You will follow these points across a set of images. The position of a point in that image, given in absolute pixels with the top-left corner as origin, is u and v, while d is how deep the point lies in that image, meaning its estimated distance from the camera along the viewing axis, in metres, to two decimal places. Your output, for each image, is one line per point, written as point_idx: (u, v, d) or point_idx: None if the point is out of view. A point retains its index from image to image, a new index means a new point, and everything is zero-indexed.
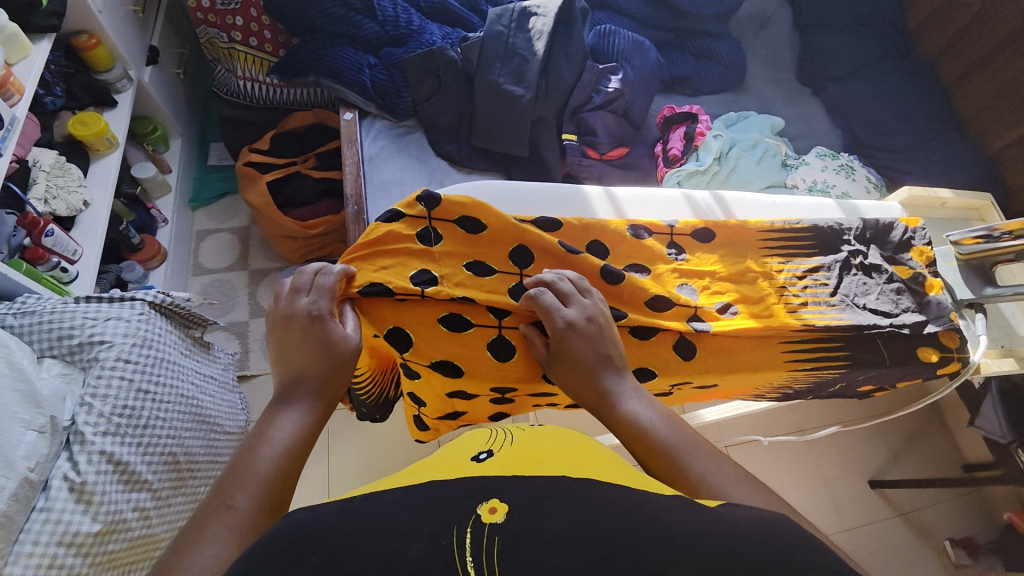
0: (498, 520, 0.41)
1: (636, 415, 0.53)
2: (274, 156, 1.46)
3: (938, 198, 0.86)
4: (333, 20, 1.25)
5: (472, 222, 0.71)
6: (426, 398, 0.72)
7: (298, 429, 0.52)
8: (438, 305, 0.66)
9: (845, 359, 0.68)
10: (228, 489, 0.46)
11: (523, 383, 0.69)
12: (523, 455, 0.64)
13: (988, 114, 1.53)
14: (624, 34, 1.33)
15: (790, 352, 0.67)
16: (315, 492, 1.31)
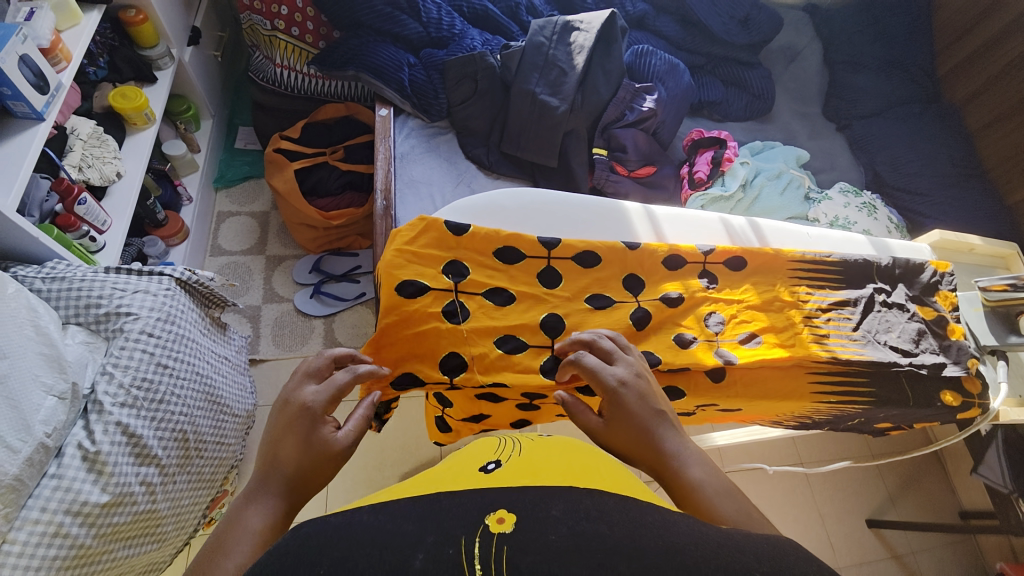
0: (506, 529, 0.43)
1: (701, 478, 0.51)
2: (304, 145, 1.47)
3: (967, 244, 0.86)
4: (378, 16, 1.27)
5: (506, 247, 0.73)
6: (451, 398, 0.71)
7: (264, 528, 0.48)
8: (486, 333, 0.68)
9: (870, 396, 0.67)
10: None
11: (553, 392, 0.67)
12: (535, 466, 0.64)
13: (1010, 166, 1.54)
14: (661, 55, 1.35)
15: (815, 384, 0.67)
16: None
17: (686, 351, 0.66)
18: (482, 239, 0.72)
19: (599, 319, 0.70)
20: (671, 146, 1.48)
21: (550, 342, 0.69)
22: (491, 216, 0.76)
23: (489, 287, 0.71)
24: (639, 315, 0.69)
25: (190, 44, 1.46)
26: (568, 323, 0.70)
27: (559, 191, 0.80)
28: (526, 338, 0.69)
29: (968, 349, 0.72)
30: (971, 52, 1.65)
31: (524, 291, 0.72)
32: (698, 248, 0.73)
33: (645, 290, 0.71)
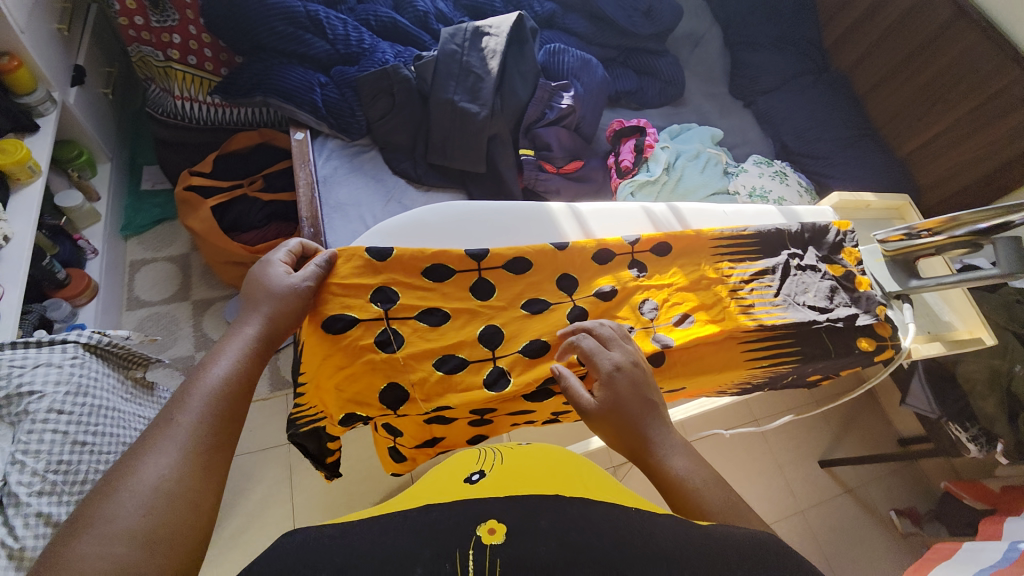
0: (497, 540, 0.46)
1: (682, 469, 0.53)
2: (219, 178, 1.38)
3: (863, 201, 0.94)
4: (279, 37, 1.20)
5: (434, 265, 0.72)
6: (401, 426, 0.70)
7: (245, 343, 0.58)
8: (427, 354, 0.69)
9: (795, 355, 0.72)
10: (174, 407, 0.50)
11: (501, 403, 0.69)
12: (513, 476, 0.65)
13: (896, 123, 1.70)
14: (573, 52, 1.38)
15: (746, 352, 0.71)
16: (278, 524, 1.26)
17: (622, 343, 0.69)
18: (407, 261, 0.71)
19: (536, 324, 0.72)
20: (596, 139, 1.52)
21: (491, 353, 0.70)
22: (417, 234, 0.75)
23: (421, 308, 0.71)
24: (576, 314, 0.72)
25: (72, 83, 1.34)
26: (507, 332, 0.71)
27: (484, 199, 0.81)
28: (467, 354, 0.70)
29: (875, 298, 0.78)
30: (849, 23, 1.80)
31: (461, 306, 0.72)
32: (624, 239, 0.76)
33: (579, 289, 0.73)
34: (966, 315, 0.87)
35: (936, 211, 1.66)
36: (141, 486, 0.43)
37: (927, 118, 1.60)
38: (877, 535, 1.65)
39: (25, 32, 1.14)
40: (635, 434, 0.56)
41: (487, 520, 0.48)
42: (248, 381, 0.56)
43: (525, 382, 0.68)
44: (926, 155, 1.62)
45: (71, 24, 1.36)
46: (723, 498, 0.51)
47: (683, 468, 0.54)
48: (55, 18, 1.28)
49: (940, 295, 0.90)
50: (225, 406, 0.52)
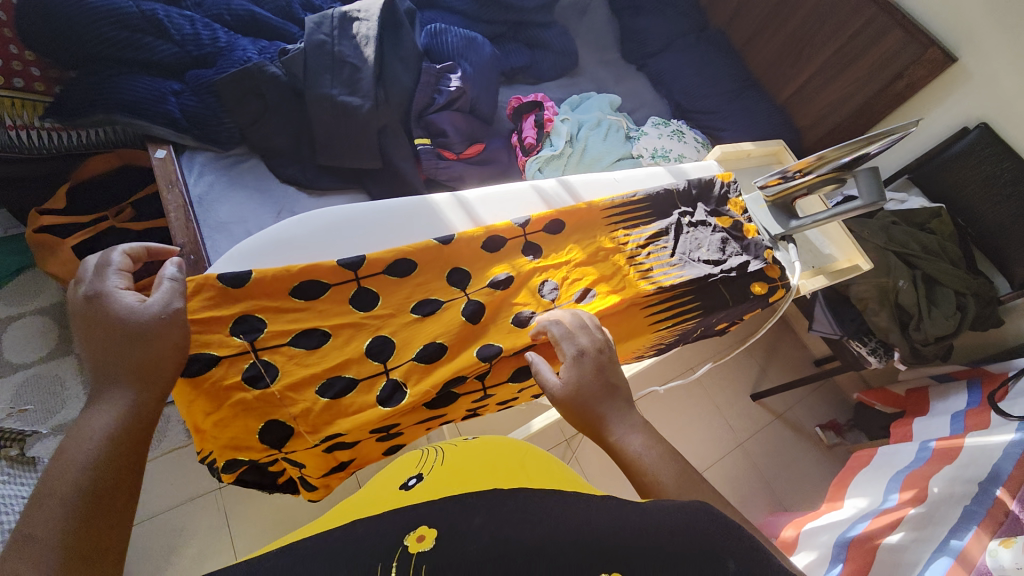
0: (429, 545, 0.44)
1: (640, 449, 0.53)
2: (76, 214, 1.21)
3: (743, 151, 0.97)
4: (112, 44, 1.04)
5: (307, 283, 0.67)
6: (301, 458, 0.65)
7: (120, 413, 0.51)
8: (309, 378, 0.65)
9: (696, 309, 0.75)
10: (43, 505, 0.43)
11: (402, 416, 0.67)
12: (451, 472, 0.62)
13: (774, 71, 1.80)
14: (455, 31, 1.33)
15: (650, 316, 0.74)
16: (220, 560, 1.17)
17: (524, 329, 0.71)
18: (272, 282, 0.66)
19: (431, 325, 0.70)
20: (497, 119, 1.49)
21: (383, 365, 0.67)
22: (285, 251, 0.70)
23: (295, 331, 0.67)
24: (471, 308, 0.71)
25: None
26: (397, 341, 0.69)
27: (362, 202, 0.77)
28: (354, 372, 0.66)
29: (762, 242, 0.83)
30: None
31: (340, 323, 0.68)
32: (513, 223, 0.75)
33: (472, 282, 0.73)
34: (843, 244, 0.93)
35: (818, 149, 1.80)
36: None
37: (800, 64, 1.71)
38: (807, 451, 1.82)
39: None
40: (598, 416, 0.56)
41: (418, 526, 0.47)
42: (131, 453, 0.49)
43: (422, 390, 0.66)
44: (802, 99, 1.74)
45: None
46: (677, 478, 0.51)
47: (640, 447, 0.53)
48: None
49: (820, 233, 0.96)
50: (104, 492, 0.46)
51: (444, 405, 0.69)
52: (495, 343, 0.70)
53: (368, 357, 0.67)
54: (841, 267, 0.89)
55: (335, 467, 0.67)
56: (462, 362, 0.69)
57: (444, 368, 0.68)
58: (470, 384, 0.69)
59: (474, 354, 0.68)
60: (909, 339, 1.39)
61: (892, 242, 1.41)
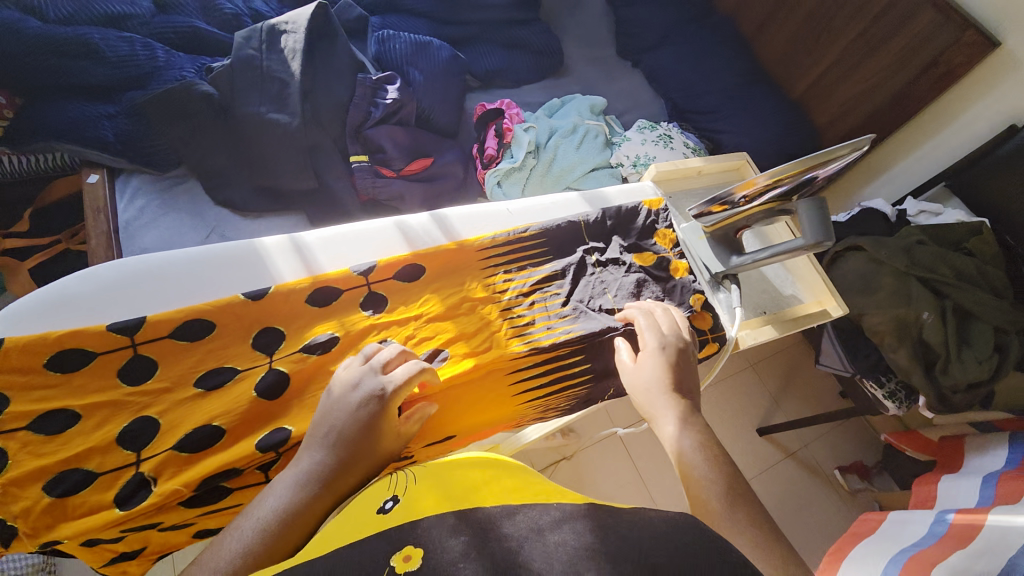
0: (417, 565, 0.38)
1: (695, 457, 0.52)
2: (39, 237, 1.21)
3: (691, 168, 0.84)
4: (43, 71, 1.04)
5: (66, 356, 0.57)
6: (70, 551, 0.54)
7: (285, 505, 0.48)
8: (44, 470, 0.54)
9: (585, 372, 0.69)
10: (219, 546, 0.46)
11: (164, 513, 0.55)
12: (435, 485, 0.48)
13: (787, 62, 1.57)
14: (404, 37, 1.24)
15: (517, 381, 0.67)
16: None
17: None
18: (23, 353, 0.55)
19: (213, 402, 0.60)
20: (461, 130, 1.37)
21: (134, 456, 0.56)
22: (55, 309, 0.59)
23: (37, 413, 0.55)
24: (268, 382, 0.61)
25: None
26: (163, 423, 0.58)
27: (166, 250, 0.64)
28: (95, 464, 0.55)
29: (693, 286, 0.73)
30: None
31: (94, 402, 0.57)
32: (352, 271, 0.67)
33: (280, 346, 0.63)
34: (813, 285, 0.82)
35: None
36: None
37: (816, 53, 1.47)
38: (825, 497, 1.58)
39: None
40: (684, 449, 0.53)
41: (407, 543, 0.39)
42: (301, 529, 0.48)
43: (171, 489, 0.55)
44: (820, 93, 1.51)
45: None
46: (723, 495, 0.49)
47: (692, 451, 0.53)
48: None
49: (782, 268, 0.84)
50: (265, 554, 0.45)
51: (210, 506, 0.57)
52: (287, 426, 0.60)
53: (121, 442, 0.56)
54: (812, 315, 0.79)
55: (118, 557, 0.55)
56: (245, 449, 0.58)
57: (213, 459, 0.57)
58: (250, 477, 0.58)
59: (254, 443, 0.58)
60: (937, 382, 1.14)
61: (915, 265, 1.18)
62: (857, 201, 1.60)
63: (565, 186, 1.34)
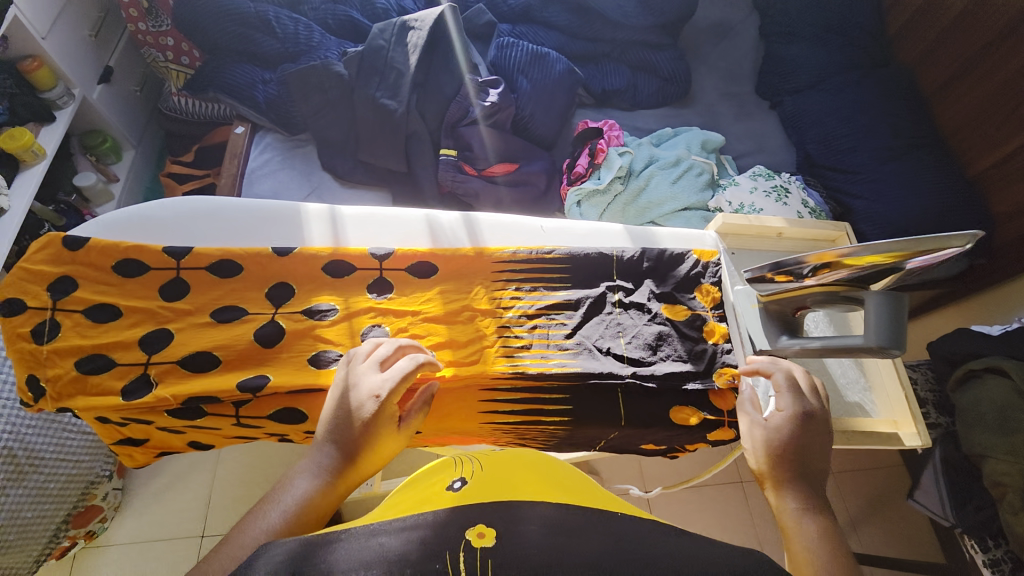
0: (492, 543, 0.36)
1: (811, 536, 0.47)
2: (198, 168, 1.43)
3: (771, 229, 0.80)
4: (232, 37, 1.28)
5: (127, 263, 0.69)
6: (90, 423, 0.66)
7: (307, 492, 0.47)
8: (82, 349, 0.66)
9: (568, 413, 0.66)
10: (254, 516, 0.45)
11: (151, 414, 0.64)
12: (501, 471, 0.47)
13: (970, 132, 1.29)
14: (523, 46, 1.27)
15: (490, 401, 0.65)
16: (195, 498, 1.22)
17: (316, 370, 0.66)
18: (100, 252, 0.69)
19: (218, 334, 0.68)
20: (558, 143, 1.36)
21: (144, 358, 0.66)
22: (135, 228, 0.72)
23: (94, 302, 0.68)
24: (267, 331, 0.68)
25: (100, 82, 1.41)
26: (174, 338, 0.67)
27: (232, 197, 0.76)
28: (117, 356, 0.66)
29: (726, 358, 0.69)
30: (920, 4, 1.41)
31: (134, 306, 0.68)
32: (369, 252, 0.72)
33: (288, 302, 0.70)
34: (891, 403, 0.75)
35: (1013, 249, 1.24)
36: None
37: (1012, 125, 1.19)
38: None
39: (45, 38, 1.22)
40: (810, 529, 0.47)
41: (478, 521, 0.38)
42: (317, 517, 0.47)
43: (162, 395, 0.63)
44: (1007, 175, 1.21)
45: (104, 31, 1.43)
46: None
47: (815, 533, 0.47)
48: (84, 25, 1.36)
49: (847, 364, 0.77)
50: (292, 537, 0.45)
51: (188, 421, 0.65)
52: (267, 374, 0.65)
53: (140, 344, 0.67)
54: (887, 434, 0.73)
55: (122, 440, 0.67)
56: (229, 381, 0.65)
57: (199, 382, 0.65)
58: (223, 407, 0.65)
59: (236, 381, 0.64)
60: None
61: None
62: (1023, 316, 1.26)
63: (649, 220, 1.27)
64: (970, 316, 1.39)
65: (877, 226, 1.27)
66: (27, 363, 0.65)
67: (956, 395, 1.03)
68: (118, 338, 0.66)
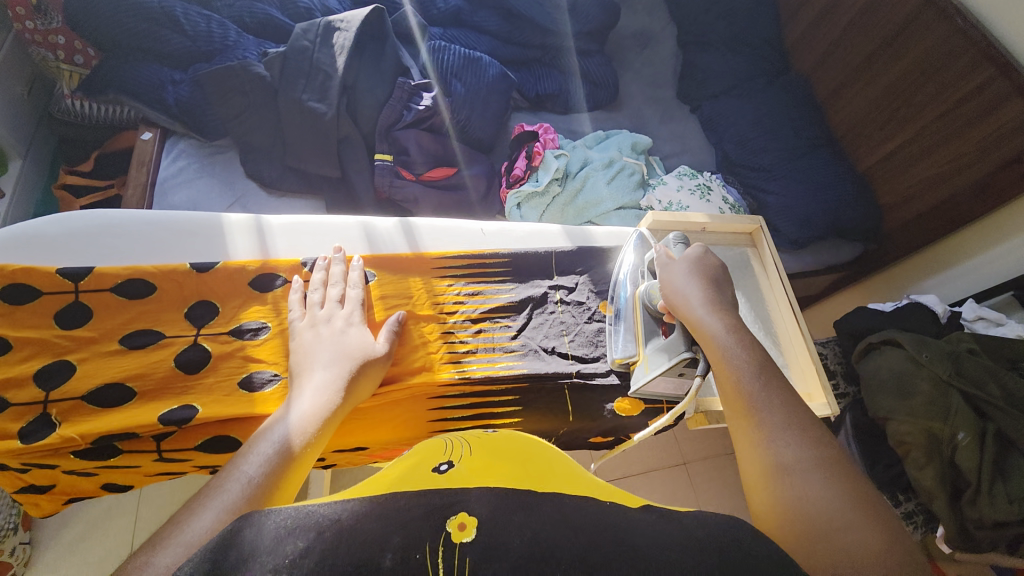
0: (472, 535, 0.34)
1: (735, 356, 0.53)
2: (97, 178, 1.28)
3: (694, 224, 0.85)
4: (132, 34, 1.17)
5: (12, 289, 0.61)
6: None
7: (309, 409, 0.51)
8: None
9: (518, 415, 0.66)
10: (255, 441, 0.48)
11: (56, 457, 0.57)
12: (494, 458, 0.45)
13: (859, 132, 1.46)
14: (455, 49, 1.26)
15: (439, 410, 0.65)
16: (116, 546, 1.10)
17: (250, 395, 0.61)
18: None
19: (131, 362, 0.61)
20: (496, 146, 1.37)
21: (42, 396, 0.58)
22: (22, 248, 0.64)
23: None
24: (190, 355, 0.63)
25: None
26: (78, 370, 0.60)
27: (142, 210, 0.70)
28: (6, 395, 0.58)
29: None
30: (812, 18, 1.56)
31: (26, 337, 0.60)
32: (301, 262, 0.69)
33: (212, 321, 0.65)
34: (804, 376, 0.80)
35: (898, 235, 1.42)
36: (183, 540, 0.38)
37: (892, 126, 1.36)
38: None
39: None
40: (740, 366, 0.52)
41: (461, 511, 0.36)
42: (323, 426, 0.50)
43: (67, 436, 0.56)
44: (890, 170, 1.39)
45: None
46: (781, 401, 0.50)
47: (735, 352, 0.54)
48: None
49: (762, 341, 0.83)
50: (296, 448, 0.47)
51: (101, 461, 0.59)
52: (194, 405, 0.60)
53: (35, 380, 0.59)
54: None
55: (27, 488, 0.60)
56: (147, 414, 0.59)
57: (114, 418, 0.58)
58: (142, 443, 0.59)
59: (158, 414, 0.59)
60: (960, 513, 1.02)
61: (960, 375, 1.02)
62: (908, 292, 1.44)
63: (587, 220, 1.31)
64: (868, 295, 1.57)
65: (789, 218, 1.39)
66: None
67: (860, 365, 1.17)
68: (7, 374, 0.58)
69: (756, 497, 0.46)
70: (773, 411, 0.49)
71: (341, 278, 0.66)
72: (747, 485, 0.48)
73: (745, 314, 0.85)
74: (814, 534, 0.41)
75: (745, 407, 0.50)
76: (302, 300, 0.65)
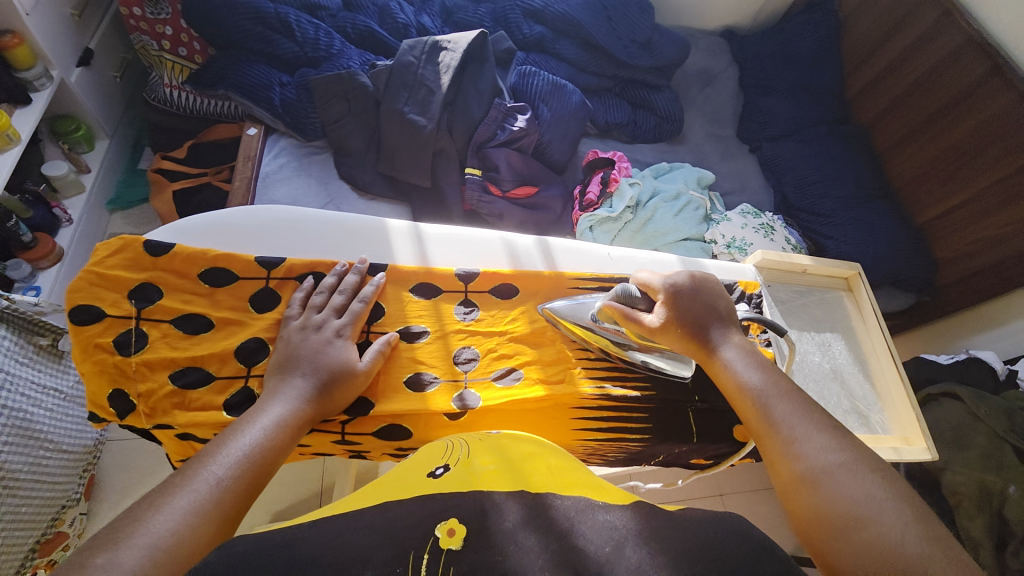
0: (459, 543, 0.39)
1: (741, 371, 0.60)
2: (190, 165, 1.38)
3: (796, 265, 0.89)
4: (247, 36, 1.24)
5: (214, 274, 0.70)
6: (176, 438, 0.66)
7: (280, 417, 0.56)
8: (170, 361, 0.66)
9: (646, 432, 0.72)
10: (212, 449, 0.52)
11: None
12: (489, 457, 0.52)
13: (917, 187, 1.49)
14: (543, 75, 1.33)
15: (580, 421, 0.70)
16: None
17: (419, 394, 0.67)
18: (183, 260, 0.70)
19: None
20: (569, 168, 1.43)
21: (243, 371, 0.67)
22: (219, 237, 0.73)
23: (183, 313, 0.68)
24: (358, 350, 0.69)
25: (79, 64, 1.38)
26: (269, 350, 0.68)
27: (319, 212, 0.78)
28: (214, 369, 0.67)
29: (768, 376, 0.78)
30: (875, 73, 1.61)
31: (225, 317, 0.69)
32: (455, 273, 0.75)
33: (383, 321, 0.71)
34: (904, 421, 0.84)
35: (953, 289, 1.46)
36: (148, 542, 0.42)
37: (952, 184, 1.40)
38: None
39: (29, 13, 1.19)
40: (757, 387, 0.59)
41: (450, 518, 0.41)
42: (293, 431, 0.56)
43: None
44: (949, 226, 1.42)
45: (86, 11, 1.39)
46: (791, 414, 0.56)
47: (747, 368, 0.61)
48: (68, 3, 1.32)
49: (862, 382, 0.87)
50: (264, 453, 0.53)
51: None
52: (371, 400, 0.66)
53: (236, 357, 0.67)
54: (901, 448, 0.81)
55: None
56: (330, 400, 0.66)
57: None
58: (329, 426, 0.66)
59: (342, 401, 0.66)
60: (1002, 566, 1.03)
61: (1015, 432, 1.06)
62: None
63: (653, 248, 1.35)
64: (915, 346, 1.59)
65: None
66: (118, 370, 0.65)
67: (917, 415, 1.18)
68: (210, 349, 0.67)
69: (790, 502, 0.53)
70: (789, 423, 0.55)
71: (346, 286, 0.69)
72: (785, 495, 0.53)
73: (845, 356, 0.89)
74: (849, 521, 0.47)
75: (767, 429, 0.56)
76: (304, 299, 0.69)
